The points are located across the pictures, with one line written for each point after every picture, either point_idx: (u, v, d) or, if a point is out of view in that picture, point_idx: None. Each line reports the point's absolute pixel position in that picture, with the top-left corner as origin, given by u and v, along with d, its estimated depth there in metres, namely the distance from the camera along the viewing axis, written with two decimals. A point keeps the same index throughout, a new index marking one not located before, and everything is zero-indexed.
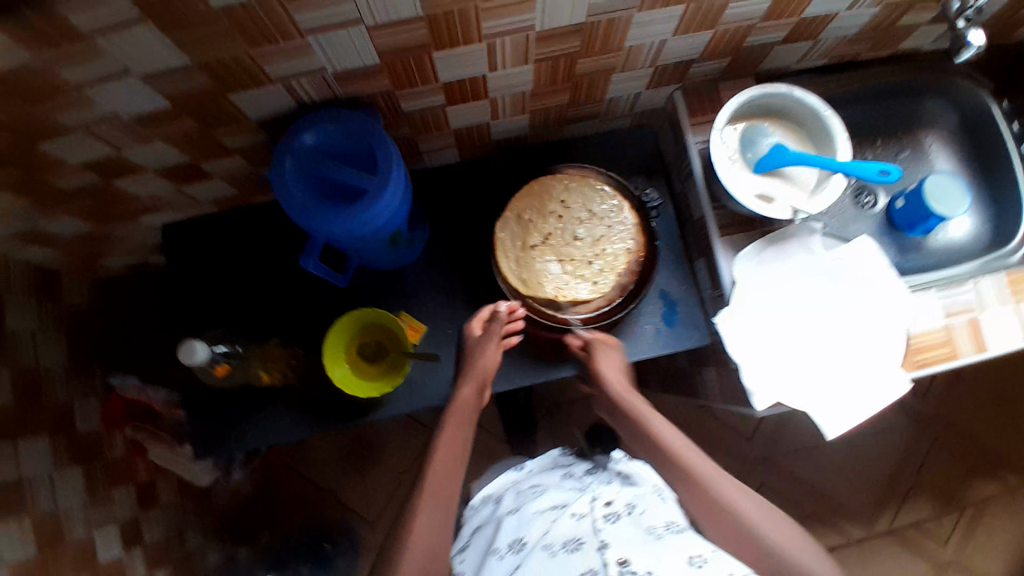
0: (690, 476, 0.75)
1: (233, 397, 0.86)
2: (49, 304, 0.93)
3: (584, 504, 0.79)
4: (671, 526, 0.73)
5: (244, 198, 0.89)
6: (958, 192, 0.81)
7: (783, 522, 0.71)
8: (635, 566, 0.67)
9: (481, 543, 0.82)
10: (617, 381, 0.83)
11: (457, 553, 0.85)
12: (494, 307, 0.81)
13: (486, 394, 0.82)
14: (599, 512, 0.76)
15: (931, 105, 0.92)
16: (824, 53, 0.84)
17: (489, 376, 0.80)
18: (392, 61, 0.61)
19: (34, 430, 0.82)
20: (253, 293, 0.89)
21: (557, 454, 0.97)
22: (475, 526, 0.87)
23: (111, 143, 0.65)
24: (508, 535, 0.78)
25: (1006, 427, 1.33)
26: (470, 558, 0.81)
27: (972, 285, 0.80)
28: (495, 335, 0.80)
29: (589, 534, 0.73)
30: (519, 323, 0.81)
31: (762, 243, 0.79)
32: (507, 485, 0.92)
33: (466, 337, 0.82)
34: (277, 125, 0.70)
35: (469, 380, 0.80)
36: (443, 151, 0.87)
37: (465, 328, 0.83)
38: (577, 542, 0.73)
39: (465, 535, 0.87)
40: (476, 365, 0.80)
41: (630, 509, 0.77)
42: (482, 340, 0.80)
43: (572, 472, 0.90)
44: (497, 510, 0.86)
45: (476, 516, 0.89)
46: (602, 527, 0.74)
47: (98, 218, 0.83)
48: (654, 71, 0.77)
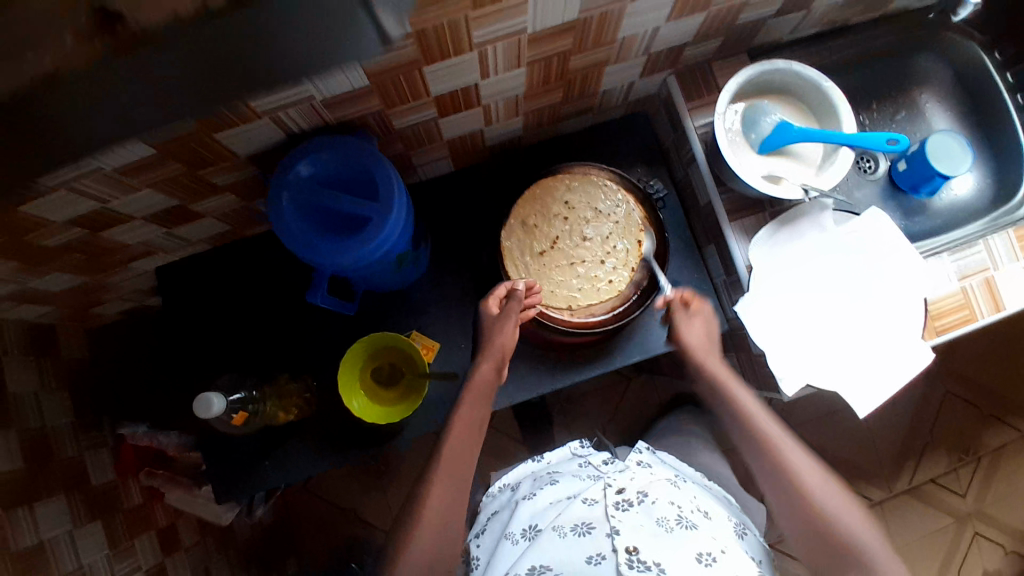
0: (742, 420, 0.70)
1: (251, 437, 0.84)
2: (48, 360, 0.90)
3: (597, 492, 0.76)
4: (682, 518, 0.70)
5: (237, 232, 0.86)
6: (960, 149, 0.80)
7: (826, 470, 0.67)
8: (644, 556, 0.65)
9: (496, 528, 0.80)
10: (696, 343, 0.76)
11: (473, 538, 0.83)
12: (511, 282, 0.74)
13: (505, 373, 0.75)
14: (611, 499, 0.73)
15: (924, 62, 0.90)
16: (815, 22, 0.82)
17: (508, 354, 0.73)
18: (382, 81, 0.59)
19: (51, 493, 0.80)
20: (259, 329, 0.86)
21: (575, 443, 0.90)
22: (492, 511, 0.85)
23: (95, 196, 0.62)
24: (521, 519, 0.76)
25: (1016, 374, 1.33)
26: (485, 543, 0.80)
27: (983, 244, 0.80)
28: (513, 313, 0.72)
29: (600, 520, 0.71)
30: (537, 298, 0.75)
31: (774, 225, 0.78)
32: (525, 474, 0.89)
33: (481, 315, 0.75)
34: (267, 157, 0.67)
35: (487, 359, 0.72)
36: (437, 163, 0.84)
37: (481, 307, 0.75)
38: (587, 526, 0.70)
39: (482, 522, 0.86)
40: (494, 344, 0.72)
41: (642, 496, 0.73)
42: (499, 319, 0.73)
43: (589, 460, 0.86)
44: (514, 495, 0.84)
45: (494, 503, 0.87)
46: (614, 514, 0.71)
47: (89, 270, 0.80)
48: (647, 59, 0.75)
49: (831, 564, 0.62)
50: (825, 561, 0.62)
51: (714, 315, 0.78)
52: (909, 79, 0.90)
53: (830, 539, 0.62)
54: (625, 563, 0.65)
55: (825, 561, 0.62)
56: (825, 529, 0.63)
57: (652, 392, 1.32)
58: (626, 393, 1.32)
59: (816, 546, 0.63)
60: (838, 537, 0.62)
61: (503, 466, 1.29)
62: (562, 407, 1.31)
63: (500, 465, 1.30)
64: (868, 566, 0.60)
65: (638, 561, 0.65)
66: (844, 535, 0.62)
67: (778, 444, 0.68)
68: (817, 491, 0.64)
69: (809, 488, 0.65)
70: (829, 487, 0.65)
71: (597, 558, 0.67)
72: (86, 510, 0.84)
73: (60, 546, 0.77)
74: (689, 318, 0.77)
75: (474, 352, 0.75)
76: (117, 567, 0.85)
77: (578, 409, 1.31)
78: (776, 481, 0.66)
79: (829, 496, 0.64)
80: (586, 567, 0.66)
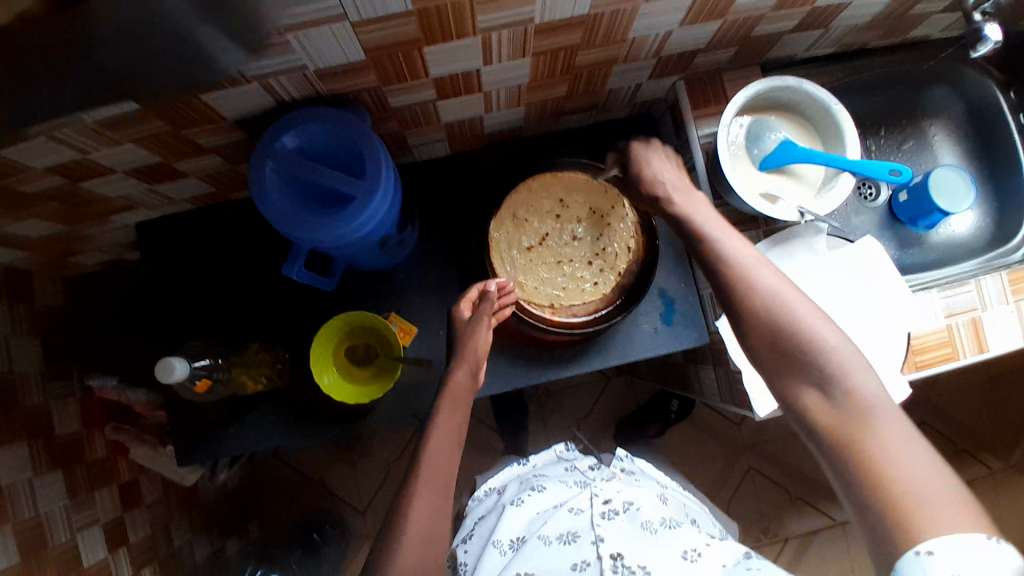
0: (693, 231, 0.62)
1: (218, 404, 0.82)
2: (20, 305, 0.88)
3: (583, 500, 0.74)
4: (665, 520, 0.69)
5: (222, 195, 0.84)
6: (962, 186, 0.79)
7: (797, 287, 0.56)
8: (629, 561, 0.64)
9: (483, 533, 0.78)
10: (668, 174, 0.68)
11: (460, 543, 0.82)
12: (483, 285, 0.72)
13: (481, 376, 0.71)
14: (597, 508, 0.72)
15: (937, 94, 0.89)
16: (831, 42, 0.80)
17: (482, 358, 0.70)
18: (379, 57, 0.57)
19: (13, 440, 0.78)
20: (237, 296, 0.85)
21: (561, 447, 0.92)
22: (479, 515, 0.84)
23: (76, 145, 0.60)
24: (508, 528, 0.74)
25: (991, 413, 1.34)
26: (473, 548, 0.78)
27: (973, 284, 0.79)
28: (485, 315, 0.69)
29: (585, 528, 0.69)
30: (511, 297, 0.73)
31: (765, 245, 0.77)
32: (510, 477, 0.89)
33: (453, 316, 0.72)
34: (257, 122, 0.65)
35: (461, 363, 0.68)
36: (433, 145, 0.82)
37: (453, 309, 0.73)
38: (573, 535, 0.69)
39: (469, 526, 0.84)
40: (468, 348, 0.69)
41: (628, 505, 0.72)
42: (471, 321, 0.70)
43: (575, 465, 0.86)
44: (501, 499, 0.82)
45: (481, 506, 0.86)
46: (599, 523, 0.69)
47: (67, 220, 0.78)
48: (658, 61, 0.73)
49: (791, 375, 0.53)
50: (785, 373, 0.53)
51: (677, 157, 0.71)
52: (918, 109, 0.89)
53: (787, 345, 0.53)
54: (608, 569, 0.63)
55: (784, 373, 0.53)
56: (783, 337, 0.53)
57: (629, 395, 1.32)
58: (603, 393, 1.31)
59: (770, 352, 0.54)
60: (800, 347, 0.52)
61: (474, 454, 1.28)
62: (538, 402, 1.30)
63: (471, 452, 1.29)
64: (829, 381, 0.51)
65: (622, 567, 0.63)
66: (805, 344, 0.52)
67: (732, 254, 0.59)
68: (782, 298, 0.54)
69: (773, 297, 0.55)
70: (798, 298, 0.55)
71: (581, 564, 0.65)
72: (49, 460, 0.82)
73: (18, 495, 0.75)
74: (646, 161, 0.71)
75: (447, 358, 0.71)
76: (75, 519, 0.82)
77: (554, 406, 1.30)
78: (734, 300, 0.57)
79: (797, 307, 0.54)
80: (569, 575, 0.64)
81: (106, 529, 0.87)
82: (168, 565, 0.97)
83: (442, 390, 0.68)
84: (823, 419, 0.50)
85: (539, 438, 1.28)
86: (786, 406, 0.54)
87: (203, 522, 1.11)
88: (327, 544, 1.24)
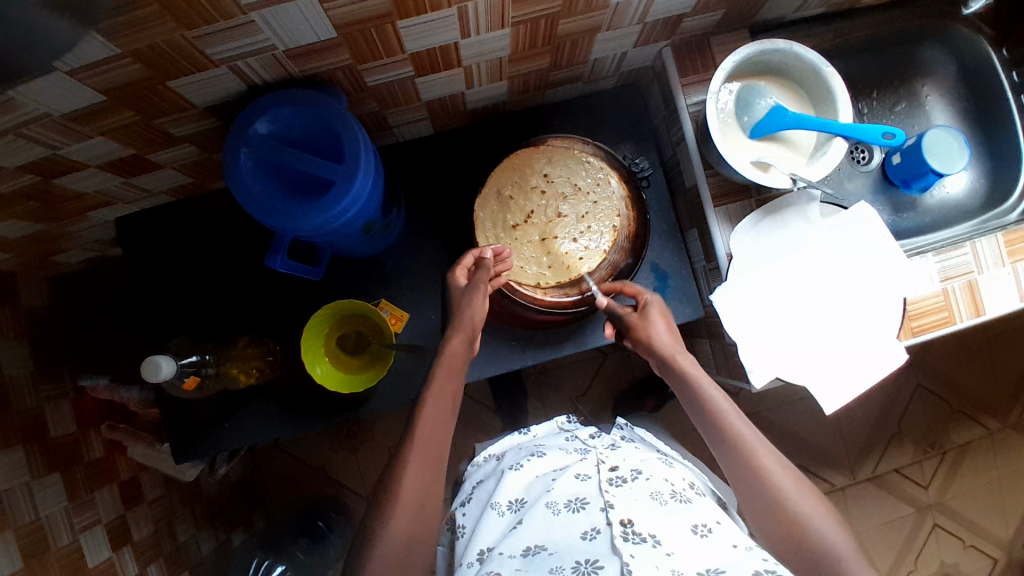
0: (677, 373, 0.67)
1: (209, 398, 0.81)
2: (5, 308, 0.86)
3: (588, 466, 0.73)
4: (676, 493, 0.67)
5: (202, 185, 0.82)
6: (959, 147, 0.77)
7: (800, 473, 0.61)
8: (639, 528, 0.62)
9: (481, 496, 0.78)
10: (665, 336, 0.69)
11: (459, 505, 0.80)
12: (478, 252, 0.71)
13: (478, 345, 0.71)
14: (603, 475, 0.71)
15: (928, 53, 0.87)
16: (820, 2, 0.78)
17: (478, 328, 0.68)
18: (351, 33, 0.55)
19: (8, 442, 0.77)
20: (224, 289, 0.83)
21: (562, 418, 0.88)
22: (478, 480, 0.83)
23: (44, 141, 0.58)
24: (508, 491, 0.74)
25: (987, 373, 1.34)
26: (471, 511, 0.77)
27: (969, 246, 0.77)
28: (482, 283, 0.68)
29: (593, 495, 0.68)
30: (508, 264, 0.72)
31: (758, 214, 0.75)
32: (511, 445, 0.86)
33: (450, 288, 0.71)
34: (229, 109, 0.63)
35: (457, 332, 0.67)
36: (415, 124, 0.80)
37: (448, 278, 0.71)
38: (581, 502, 0.67)
39: (467, 490, 0.83)
40: (464, 315, 0.68)
41: (636, 473, 0.71)
42: (468, 290, 0.69)
43: (576, 433, 0.83)
44: (500, 464, 0.82)
45: (479, 472, 0.85)
46: (607, 489, 0.68)
47: (45, 219, 0.76)
48: (642, 28, 0.70)
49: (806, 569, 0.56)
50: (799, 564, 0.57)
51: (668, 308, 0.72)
52: (910, 69, 0.87)
53: (798, 538, 0.57)
54: (619, 535, 0.61)
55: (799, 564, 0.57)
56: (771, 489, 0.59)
57: (627, 371, 1.31)
58: (601, 370, 1.31)
59: (783, 537, 0.58)
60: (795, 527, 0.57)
61: (475, 436, 1.28)
62: (535, 381, 1.30)
63: (470, 434, 1.29)
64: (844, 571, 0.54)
65: (632, 534, 0.61)
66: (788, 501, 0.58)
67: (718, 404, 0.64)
68: (789, 489, 0.59)
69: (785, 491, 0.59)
70: (801, 488, 0.59)
71: (591, 533, 0.64)
72: (44, 463, 0.81)
73: (16, 499, 0.74)
74: (649, 315, 0.70)
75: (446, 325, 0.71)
76: (77, 520, 0.81)
77: (553, 384, 1.30)
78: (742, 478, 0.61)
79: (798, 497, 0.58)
80: (580, 543, 0.63)
81: (109, 528, 0.86)
82: (175, 559, 0.97)
83: (438, 356, 0.67)
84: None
85: (538, 418, 1.28)
86: None
87: (206, 516, 1.10)
88: (333, 530, 1.19)
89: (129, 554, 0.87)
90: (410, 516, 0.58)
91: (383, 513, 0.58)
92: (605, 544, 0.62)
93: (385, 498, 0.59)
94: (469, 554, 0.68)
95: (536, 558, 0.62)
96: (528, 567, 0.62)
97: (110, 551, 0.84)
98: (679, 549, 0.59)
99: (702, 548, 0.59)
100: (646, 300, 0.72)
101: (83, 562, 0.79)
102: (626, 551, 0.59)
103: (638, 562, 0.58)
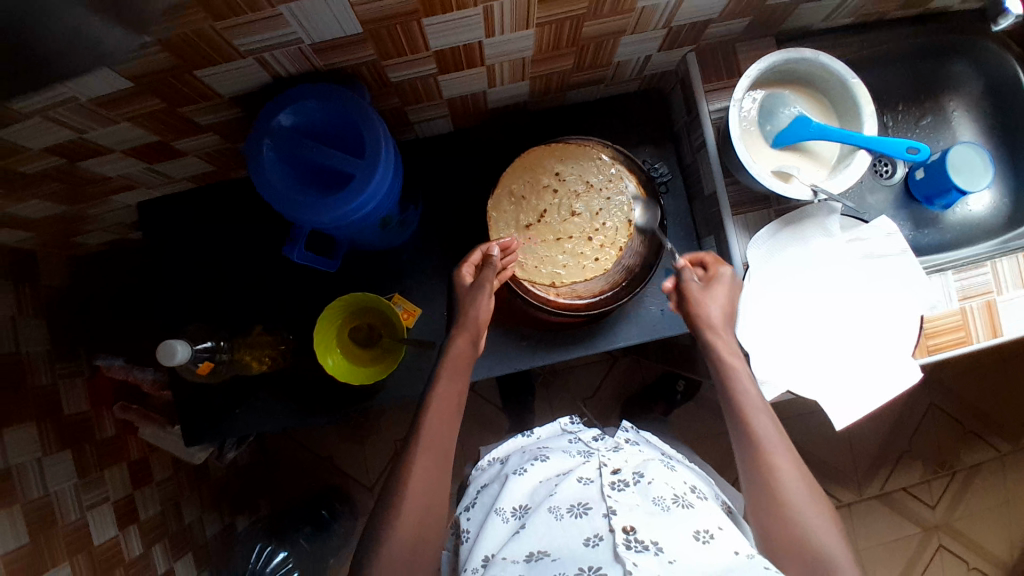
0: (717, 364, 0.66)
1: (220, 384, 0.82)
2: (24, 287, 0.88)
3: (590, 470, 0.73)
4: (677, 498, 0.67)
5: (222, 173, 0.82)
6: (981, 165, 0.77)
7: (815, 484, 0.60)
8: (642, 536, 0.61)
9: (486, 501, 0.77)
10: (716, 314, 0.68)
11: (464, 510, 0.80)
12: (487, 248, 0.69)
13: (482, 345, 0.69)
14: (606, 479, 0.71)
15: (958, 68, 0.85)
16: (849, 12, 0.77)
17: (483, 328, 0.67)
18: (376, 30, 0.55)
19: (21, 418, 0.78)
20: (239, 276, 0.84)
21: (565, 419, 0.89)
22: (482, 483, 0.82)
23: (70, 125, 0.59)
24: (513, 496, 0.73)
25: (1001, 394, 1.32)
26: (475, 516, 0.77)
27: (990, 266, 0.76)
28: (488, 281, 0.67)
29: (596, 500, 0.68)
30: (514, 259, 0.72)
31: (775, 226, 0.75)
32: (515, 448, 0.87)
33: (455, 284, 0.70)
34: (253, 99, 0.64)
35: (460, 333, 0.66)
36: (435, 121, 0.80)
37: (454, 273, 0.70)
38: (584, 506, 0.67)
39: (471, 494, 0.83)
40: (469, 316, 0.67)
41: (638, 477, 0.71)
42: (472, 289, 0.68)
43: (579, 436, 0.83)
44: (503, 468, 0.81)
45: (483, 476, 0.85)
46: (610, 494, 0.68)
47: (68, 200, 0.77)
48: (667, 32, 0.70)
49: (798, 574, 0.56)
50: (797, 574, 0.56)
51: (734, 282, 0.70)
52: (939, 83, 0.85)
53: (802, 549, 0.57)
54: (622, 543, 0.61)
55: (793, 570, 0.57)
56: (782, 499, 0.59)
57: (635, 376, 1.31)
58: (608, 374, 1.31)
59: (787, 548, 0.58)
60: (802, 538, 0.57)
61: (480, 434, 1.29)
62: (542, 382, 1.30)
63: (475, 431, 1.29)
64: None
65: (635, 542, 0.61)
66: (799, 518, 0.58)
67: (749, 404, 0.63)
68: (795, 495, 0.59)
69: (791, 501, 0.58)
70: (813, 501, 0.59)
71: (594, 540, 0.63)
72: (57, 440, 0.82)
73: (28, 474, 0.75)
74: (703, 299, 0.68)
75: (448, 325, 0.70)
76: (85, 497, 0.82)
77: (560, 386, 1.30)
78: (755, 481, 0.61)
79: (810, 512, 0.58)
80: (582, 549, 0.63)
81: (116, 507, 0.87)
82: (179, 541, 0.98)
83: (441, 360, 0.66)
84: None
85: (544, 418, 1.28)
86: None
87: (212, 500, 1.12)
88: (338, 521, 1.22)
89: (135, 533, 0.89)
90: (415, 511, 0.58)
91: (389, 507, 0.59)
92: (607, 551, 0.61)
93: (392, 493, 0.59)
94: (473, 560, 0.67)
95: (540, 563, 0.62)
96: (531, 572, 0.61)
97: (117, 529, 0.85)
98: (681, 560, 0.59)
99: (702, 555, 0.59)
100: (716, 271, 0.70)
101: (90, 539, 0.80)
102: (628, 558, 0.59)
103: (641, 569, 0.57)
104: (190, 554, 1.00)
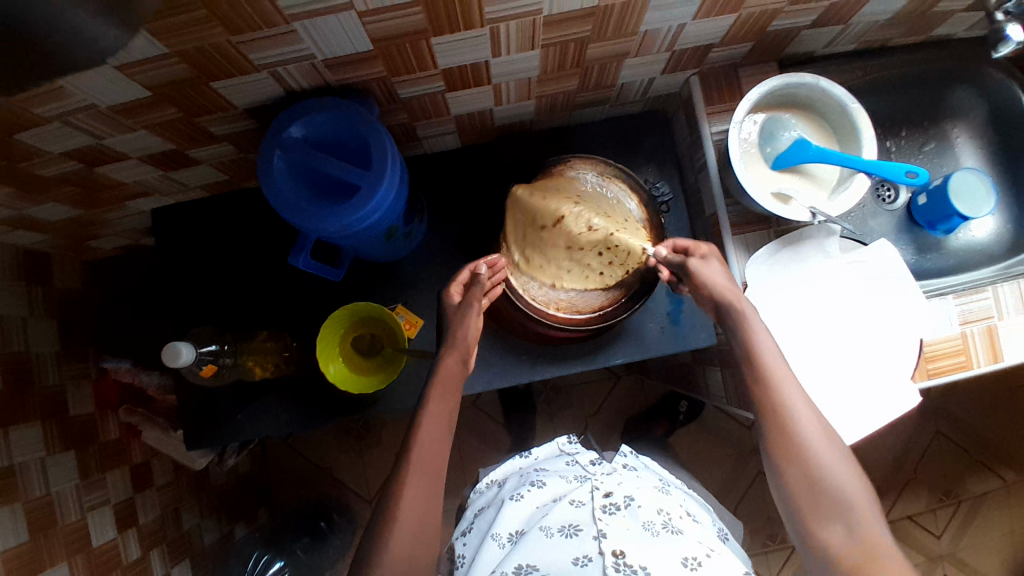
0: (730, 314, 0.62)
1: (223, 389, 0.83)
2: (37, 288, 0.90)
3: (583, 493, 0.73)
4: (667, 522, 0.67)
5: (235, 182, 0.85)
6: (983, 190, 0.77)
7: (830, 425, 0.56)
8: (631, 560, 0.62)
9: (482, 526, 0.77)
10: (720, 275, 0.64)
11: (460, 536, 0.80)
12: (473, 269, 0.70)
13: (472, 364, 0.69)
14: (597, 502, 0.70)
15: (961, 96, 0.86)
16: (852, 39, 0.79)
17: (473, 346, 0.68)
18: (386, 47, 0.57)
19: (27, 416, 0.80)
20: (246, 283, 0.86)
21: (564, 438, 0.88)
22: (479, 508, 0.82)
23: (90, 131, 0.61)
24: (508, 521, 0.72)
25: (1008, 423, 1.31)
26: (472, 542, 0.77)
27: (991, 291, 0.76)
28: (475, 300, 0.68)
29: (587, 522, 0.68)
30: (500, 274, 0.72)
31: (775, 245, 0.76)
32: (512, 470, 0.86)
33: (444, 303, 0.71)
34: (267, 111, 0.66)
35: (451, 351, 0.67)
36: (443, 137, 0.82)
37: (442, 294, 0.71)
38: (574, 528, 0.67)
39: (469, 518, 0.83)
40: (458, 336, 0.67)
41: (629, 500, 0.70)
42: (461, 307, 0.68)
43: (576, 459, 0.83)
44: (500, 492, 0.81)
45: (481, 499, 0.85)
46: (600, 517, 0.68)
47: (85, 205, 0.79)
48: (671, 55, 0.71)
49: (818, 524, 0.53)
50: (817, 525, 0.53)
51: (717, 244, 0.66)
52: (941, 110, 0.86)
53: (822, 500, 0.53)
54: (610, 566, 0.62)
55: (810, 513, 0.54)
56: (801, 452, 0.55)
57: (636, 395, 1.31)
58: (610, 392, 1.31)
59: (805, 501, 0.54)
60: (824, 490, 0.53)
61: (480, 448, 1.28)
62: (545, 398, 1.30)
63: (474, 445, 1.29)
64: (857, 525, 0.52)
65: (624, 565, 0.61)
66: (819, 472, 0.54)
67: (765, 353, 0.59)
68: (816, 446, 0.55)
69: (812, 455, 0.54)
70: (837, 454, 0.54)
71: (583, 559, 0.64)
72: (61, 440, 0.84)
73: (30, 472, 0.76)
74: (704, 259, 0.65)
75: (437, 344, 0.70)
76: (86, 498, 0.83)
77: (562, 402, 1.30)
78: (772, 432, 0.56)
79: (832, 462, 0.54)
80: (571, 569, 0.63)
81: (116, 510, 0.88)
82: (177, 546, 0.99)
83: (433, 377, 0.66)
84: (844, 560, 0.51)
85: (544, 434, 1.28)
86: (799, 541, 0.55)
87: (212, 506, 1.12)
88: (334, 532, 1.22)
89: (133, 536, 0.89)
90: (413, 520, 0.58)
91: (383, 515, 0.59)
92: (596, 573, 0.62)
93: (386, 503, 0.60)
94: None
95: None
96: None
97: (115, 532, 0.86)
98: None
99: None
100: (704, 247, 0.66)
101: (89, 540, 0.81)
102: None
103: None
104: (187, 560, 1.00)
